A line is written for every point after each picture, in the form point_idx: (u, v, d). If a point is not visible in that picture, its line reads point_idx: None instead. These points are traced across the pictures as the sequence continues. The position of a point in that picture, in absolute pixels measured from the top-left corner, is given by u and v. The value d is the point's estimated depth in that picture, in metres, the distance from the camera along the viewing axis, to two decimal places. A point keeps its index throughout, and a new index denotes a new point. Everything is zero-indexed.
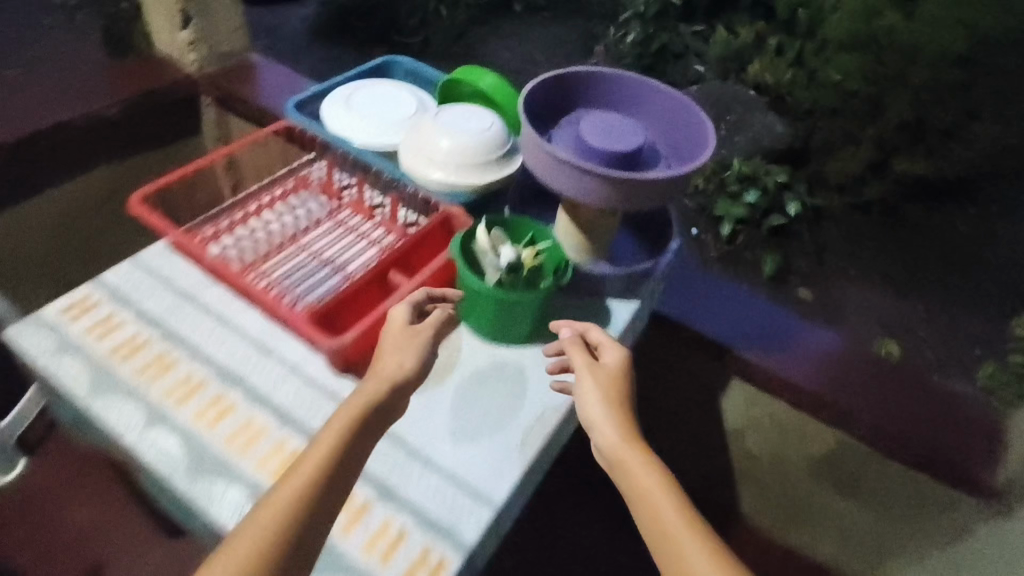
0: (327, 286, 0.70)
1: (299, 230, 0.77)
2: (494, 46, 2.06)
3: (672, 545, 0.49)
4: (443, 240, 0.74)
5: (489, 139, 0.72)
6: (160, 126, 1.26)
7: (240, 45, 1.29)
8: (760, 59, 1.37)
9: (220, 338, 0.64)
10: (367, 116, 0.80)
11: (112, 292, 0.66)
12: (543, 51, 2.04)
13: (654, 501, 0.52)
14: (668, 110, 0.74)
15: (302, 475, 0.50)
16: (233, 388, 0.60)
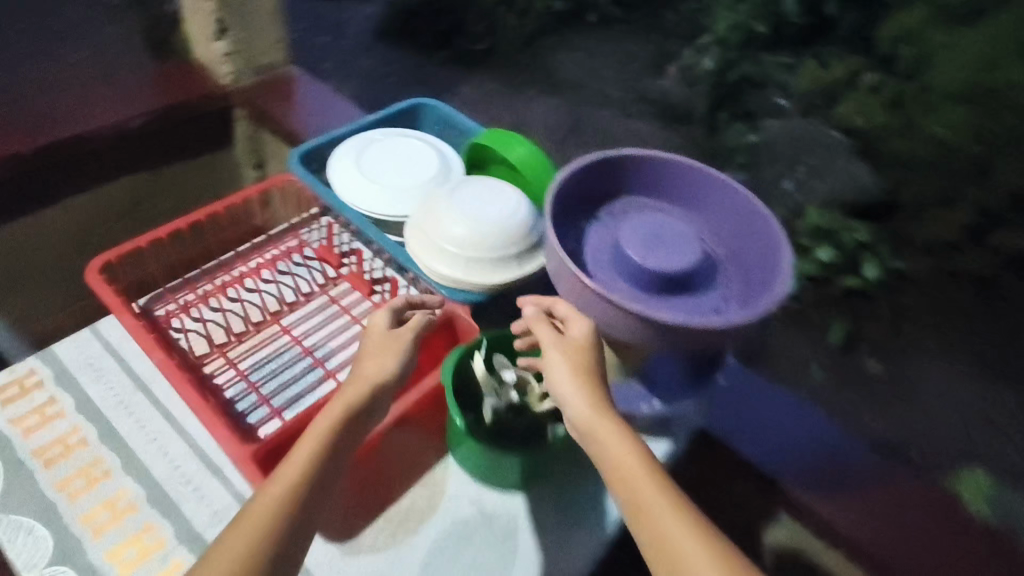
0: (295, 378, 0.70)
1: (284, 307, 0.78)
2: (561, 58, 1.94)
3: (673, 549, 0.44)
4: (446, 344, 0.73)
5: (510, 234, 0.61)
6: (192, 138, 1.18)
7: (280, 57, 1.22)
8: (853, 99, 1.13)
9: (147, 445, 0.70)
10: (378, 183, 0.69)
11: (60, 384, 0.73)
12: (612, 70, 1.89)
13: (646, 498, 0.46)
14: (746, 217, 0.60)
15: (281, 486, 0.50)
16: (142, 504, 0.65)
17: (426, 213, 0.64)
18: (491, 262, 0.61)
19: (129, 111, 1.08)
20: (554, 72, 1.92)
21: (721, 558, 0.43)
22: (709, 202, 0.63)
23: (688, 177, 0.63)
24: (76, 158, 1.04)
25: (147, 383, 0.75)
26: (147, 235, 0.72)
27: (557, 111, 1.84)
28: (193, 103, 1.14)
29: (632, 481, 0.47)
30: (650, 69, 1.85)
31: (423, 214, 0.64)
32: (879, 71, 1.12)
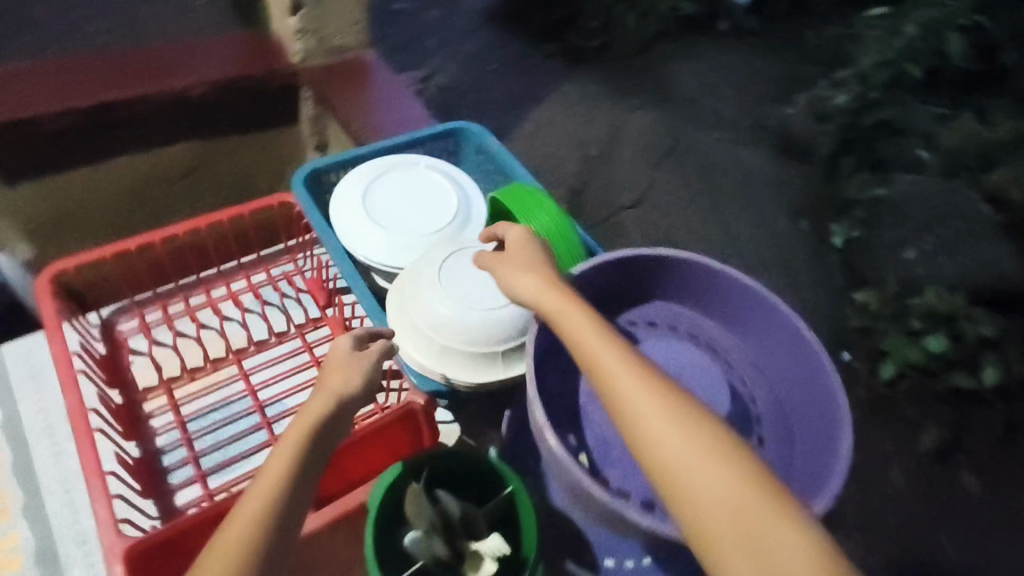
0: (234, 420, 0.87)
1: (248, 346, 0.93)
2: (677, 70, 1.67)
3: (642, 421, 0.53)
4: (400, 430, 0.74)
5: (493, 328, 0.67)
6: (256, 114, 1.17)
7: (358, 40, 1.15)
8: (998, 174, 1.26)
9: (46, 475, 0.93)
10: (381, 229, 0.73)
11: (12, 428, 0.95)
12: (732, 85, 1.64)
13: (617, 378, 0.55)
14: (814, 374, 0.69)
15: (261, 495, 0.54)
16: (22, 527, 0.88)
17: (418, 286, 0.69)
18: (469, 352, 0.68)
19: (190, 81, 1.07)
20: (665, 82, 1.65)
21: (683, 421, 0.52)
22: (788, 342, 0.71)
23: (775, 312, 0.72)
24: (130, 122, 1.05)
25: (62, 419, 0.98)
26: (114, 251, 0.82)
27: (655, 126, 1.53)
28: (259, 78, 1.12)
29: (602, 363, 0.56)
30: (774, 92, 1.62)
31: (414, 284, 0.70)
32: (1013, 149, 1.25)
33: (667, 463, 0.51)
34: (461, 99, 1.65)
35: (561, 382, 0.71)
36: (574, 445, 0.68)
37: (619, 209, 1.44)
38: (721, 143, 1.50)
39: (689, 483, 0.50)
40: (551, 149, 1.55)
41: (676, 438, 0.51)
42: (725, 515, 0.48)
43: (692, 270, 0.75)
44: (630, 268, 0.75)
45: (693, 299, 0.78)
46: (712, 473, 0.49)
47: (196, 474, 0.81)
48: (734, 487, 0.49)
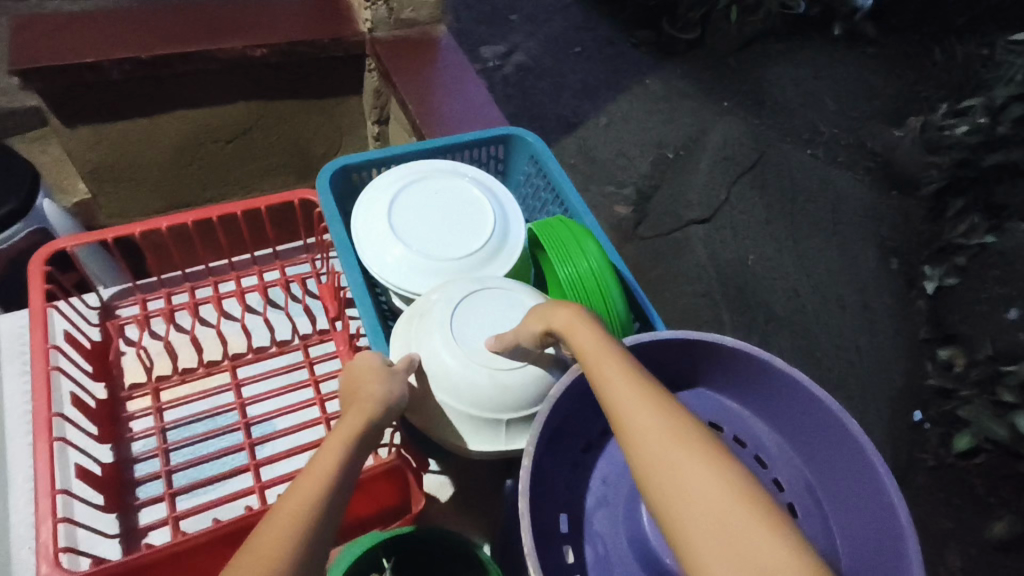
0: (219, 441, 0.72)
1: (245, 352, 0.78)
2: (775, 74, 1.52)
3: (634, 426, 0.39)
4: (389, 483, 0.63)
5: (503, 393, 0.56)
6: (316, 79, 1.12)
7: (431, 15, 1.10)
8: None
9: None
10: (400, 244, 0.63)
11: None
12: (838, 98, 1.47)
13: (611, 383, 0.42)
14: (890, 562, 0.48)
15: (304, 490, 0.41)
16: None
17: (427, 322, 0.59)
18: (467, 412, 0.57)
19: (251, 38, 1.02)
20: (761, 86, 1.50)
21: (685, 433, 0.37)
22: (865, 501, 0.51)
23: (859, 459, 0.52)
24: (184, 76, 1.02)
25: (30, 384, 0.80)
26: (116, 229, 0.69)
27: (744, 135, 1.38)
28: (323, 45, 1.06)
29: (599, 368, 0.44)
30: (885, 111, 1.44)
31: (423, 318, 0.60)
32: None
33: (658, 480, 0.36)
34: (539, 80, 1.54)
35: (567, 473, 0.58)
36: (566, 561, 0.54)
37: (687, 222, 1.28)
38: (813, 161, 1.35)
39: (685, 508, 0.34)
40: (625, 147, 1.40)
41: (670, 451, 0.37)
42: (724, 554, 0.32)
43: (761, 369, 0.57)
44: (677, 352, 0.57)
45: (752, 401, 0.60)
46: (713, 498, 0.34)
47: (164, 495, 0.67)
48: (746, 523, 0.33)
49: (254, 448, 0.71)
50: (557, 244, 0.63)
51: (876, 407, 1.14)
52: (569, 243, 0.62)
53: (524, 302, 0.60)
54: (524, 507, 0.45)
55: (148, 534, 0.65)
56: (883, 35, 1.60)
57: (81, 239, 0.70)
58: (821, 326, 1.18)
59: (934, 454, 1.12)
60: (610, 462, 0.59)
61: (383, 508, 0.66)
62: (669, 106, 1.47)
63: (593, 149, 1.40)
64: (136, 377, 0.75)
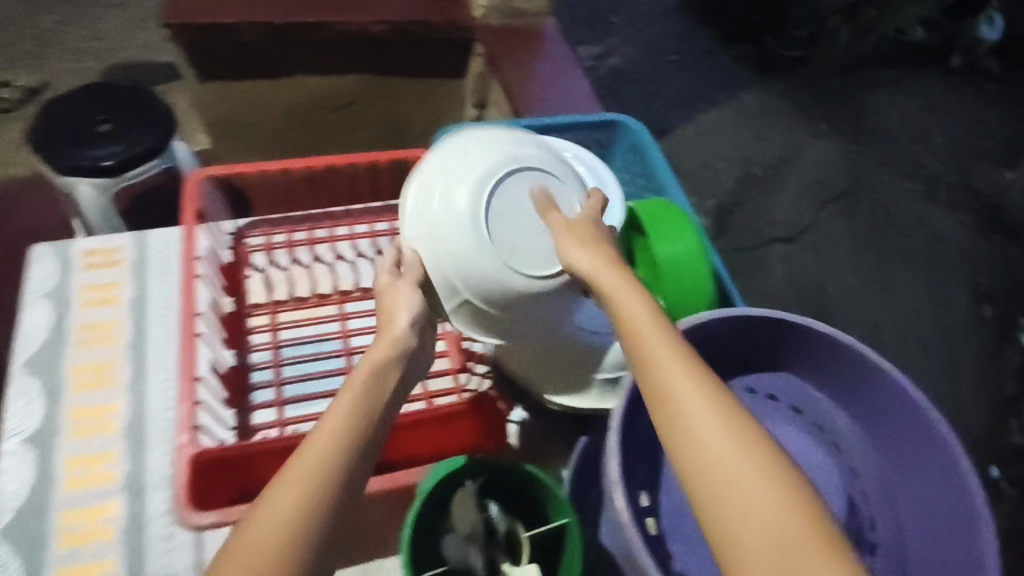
0: (325, 363, 0.78)
1: (353, 288, 0.84)
2: (880, 102, 1.47)
3: (700, 433, 0.44)
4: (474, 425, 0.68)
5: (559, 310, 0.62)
6: (425, 60, 1.18)
7: (540, 6, 1.14)
8: None
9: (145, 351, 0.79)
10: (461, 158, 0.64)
11: (132, 269, 0.82)
12: (946, 134, 1.42)
13: (673, 379, 0.46)
14: (969, 565, 0.49)
15: (317, 449, 0.46)
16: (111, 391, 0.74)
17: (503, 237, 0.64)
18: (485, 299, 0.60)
19: (371, 14, 1.09)
20: (863, 113, 1.45)
21: (745, 448, 0.43)
22: (945, 506, 0.52)
23: (944, 466, 0.52)
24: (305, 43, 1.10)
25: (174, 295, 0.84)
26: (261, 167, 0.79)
27: (838, 158, 1.35)
28: (436, 26, 1.11)
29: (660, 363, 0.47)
30: (997, 153, 1.38)
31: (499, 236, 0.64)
32: None
33: (723, 491, 0.42)
34: (632, 85, 1.54)
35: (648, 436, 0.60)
36: (642, 505, 0.59)
37: (769, 240, 1.27)
38: (909, 195, 1.31)
39: (748, 518, 0.41)
40: (712, 158, 1.38)
41: (736, 464, 0.42)
42: (774, 560, 0.39)
43: (852, 364, 0.57)
44: (763, 333, 0.59)
45: (838, 394, 0.60)
46: (771, 511, 0.41)
47: (274, 401, 0.74)
48: (799, 535, 0.40)
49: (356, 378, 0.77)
50: (655, 219, 0.64)
51: None
52: (668, 221, 0.63)
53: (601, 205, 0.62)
54: (614, 443, 0.52)
55: (261, 430, 0.73)
56: (1004, 75, 1.53)
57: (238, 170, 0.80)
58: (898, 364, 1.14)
59: (1006, 514, 1.06)
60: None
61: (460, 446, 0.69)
62: (763, 123, 1.44)
63: (678, 157, 1.39)
64: (256, 298, 0.82)
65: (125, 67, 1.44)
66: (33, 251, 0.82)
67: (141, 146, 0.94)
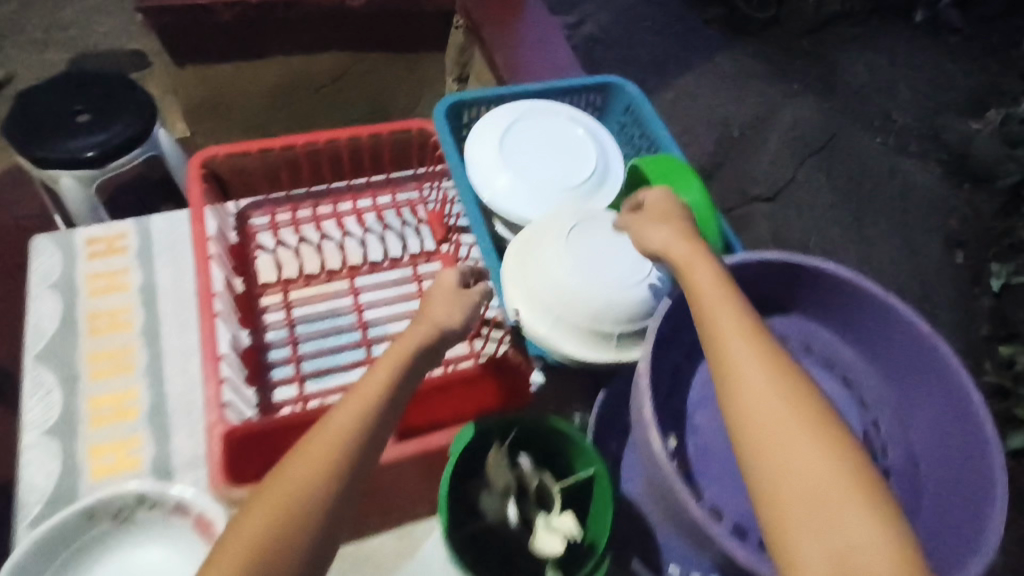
0: None
1: None
2: (850, 58, 1.39)
3: (740, 400, 0.37)
4: (490, 388, 0.51)
5: (626, 306, 0.47)
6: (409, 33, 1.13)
7: None
8: None
9: (178, 301, 0.55)
10: (490, 150, 0.58)
11: (146, 241, 0.58)
12: (925, 82, 1.37)
13: (743, 355, 0.38)
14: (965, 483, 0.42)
15: (316, 464, 0.38)
16: (147, 352, 0.53)
17: (550, 228, 0.50)
18: None
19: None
20: (832, 71, 1.36)
21: (787, 385, 0.36)
22: (956, 435, 0.44)
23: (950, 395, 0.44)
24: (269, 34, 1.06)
25: (168, 240, 0.59)
26: (262, 140, 0.57)
27: (816, 119, 1.25)
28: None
29: (707, 308, 0.40)
30: (964, 103, 1.35)
31: (549, 223, 0.51)
32: None
33: (752, 411, 0.36)
34: (610, 54, 1.36)
35: (671, 377, 0.45)
36: None
37: (751, 198, 1.16)
38: (883, 149, 1.24)
39: (786, 484, 0.34)
40: (691, 122, 1.26)
41: (785, 430, 0.35)
42: (807, 493, 0.34)
43: (860, 301, 0.48)
44: (771, 283, 0.50)
45: (840, 330, 0.51)
46: (817, 483, 0.33)
47: (295, 374, 0.53)
48: (808, 453, 0.34)
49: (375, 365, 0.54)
50: (658, 174, 0.54)
51: None
52: (671, 173, 0.54)
53: (611, 154, 0.61)
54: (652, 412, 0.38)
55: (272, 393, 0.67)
56: (969, 22, 1.49)
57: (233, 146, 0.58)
58: None
59: None
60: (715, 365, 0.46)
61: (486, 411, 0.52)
62: (738, 84, 1.32)
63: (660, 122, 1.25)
64: None
65: (89, 60, 1.38)
66: (33, 243, 0.57)
67: (123, 136, 0.88)
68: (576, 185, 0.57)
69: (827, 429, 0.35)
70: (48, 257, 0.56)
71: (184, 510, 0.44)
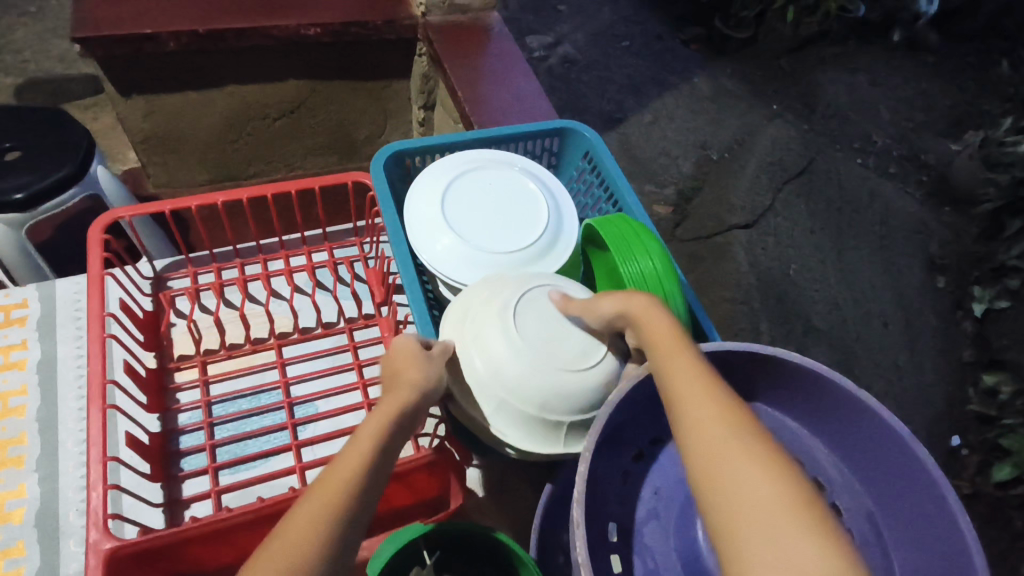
0: None
1: None
2: (829, 80, 1.36)
3: (690, 436, 0.32)
4: (430, 480, 0.46)
5: (577, 396, 0.42)
6: (369, 61, 1.08)
7: (485, 0, 1.03)
8: None
9: (77, 380, 0.51)
10: (435, 206, 0.53)
11: (48, 313, 0.55)
12: (905, 104, 1.35)
13: (694, 398, 0.33)
14: None
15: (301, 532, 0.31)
16: (38, 439, 0.49)
17: (494, 297, 0.46)
18: None
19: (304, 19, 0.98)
20: (811, 93, 1.33)
21: (744, 431, 0.31)
22: (936, 544, 0.38)
23: (946, 522, 0.37)
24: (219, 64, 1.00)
25: (71, 311, 0.55)
26: (175, 200, 0.55)
27: (793, 143, 1.22)
28: (376, 26, 1.01)
29: (660, 352, 0.36)
30: (945, 126, 1.32)
31: (493, 292, 0.46)
32: None
33: (698, 457, 0.31)
34: (584, 75, 1.31)
35: (617, 483, 0.41)
36: None
37: (729, 227, 1.11)
38: (863, 172, 1.20)
39: (740, 516, 0.28)
40: (667, 146, 1.21)
41: (734, 459, 0.30)
42: (765, 545, 0.27)
43: (819, 389, 0.43)
44: (739, 375, 0.45)
45: (824, 428, 0.44)
46: (769, 515, 0.28)
47: (207, 465, 0.47)
48: (764, 499, 0.28)
49: (300, 450, 0.49)
50: (615, 239, 0.51)
51: (920, 424, 1.01)
52: (629, 238, 0.50)
53: (566, 210, 0.56)
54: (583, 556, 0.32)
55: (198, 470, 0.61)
56: (945, 43, 1.48)
57: (141, 209, 0.55)
58: (861, 342, 1.03)
59: (969, 482, 0.99)
60: (667, 472, 0.42)
61: (423, 502, 0.48)
62: (715, 107, 1.28)
63: (635, 146, 1.21)
64: None
65: (41, 83, 1.33)
66: None
67: (54, 177, 0.82)
68: (528, 245, 0.52)
69: (784, 463, 0.30)
70: None
71: None
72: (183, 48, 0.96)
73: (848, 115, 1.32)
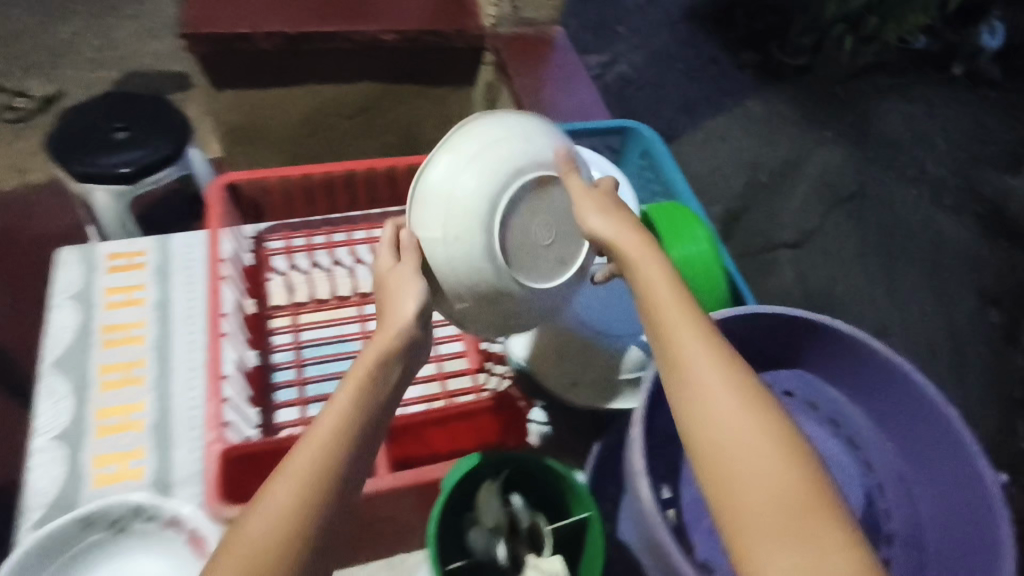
0: None
1: None
2: (884, 109, 1.37)
3: (697, 413, 0.36)
4: (490, 420, 0.53)
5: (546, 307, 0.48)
6: (438, 67, 1.15)
7: (551, 16, 1.10)
8: None
9: (188, 318, 0.59)
10: None
11: (163, 260, 0.63)
12: (961, 136, 1.35)
13: (698, 373, 0.37)
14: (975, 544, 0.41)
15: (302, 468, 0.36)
16: (154, 365, 0.57)
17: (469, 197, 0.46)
18: None
19: (382, 25, 1.07)
20: (864, 121, 1.35)
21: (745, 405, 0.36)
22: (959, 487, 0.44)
23: (966, 474, 0.43)
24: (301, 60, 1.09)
25: (182, 261, 0.63)
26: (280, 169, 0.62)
27: (844, 166, 1.24)
28: (448, 35, 1.09)
29: (662, 316, 0.39)
30: (1003, 159, 1.31)
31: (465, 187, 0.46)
32: None
33: (705, 434, 0.36)
34: (639, 93, 1.37)
35: None
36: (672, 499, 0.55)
37: (777, 245, 1.13)
38: (915, 199, 1.21)
39: (746, 492, 0.34)
40: (718, 163, 1.25)
41: (744, 438, 0.35)
42: (768, 513, 0.33)
43: (856, 353, 0.48)
44: (784, 336, 0.50)
45: (859, 387, 0.50)
46: (779, 498, 0.34)
47: (298, 398, 0.55)
48: (766, 471, 0.34)
49: None
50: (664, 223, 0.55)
51: None
52: (679, 222, 0.55)
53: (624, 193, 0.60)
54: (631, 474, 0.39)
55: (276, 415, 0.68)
56: (1007, 79, 1.47)
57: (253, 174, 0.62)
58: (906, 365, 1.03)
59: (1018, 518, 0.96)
60: None
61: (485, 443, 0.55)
62: (768, 129, 1.31)
63: (685, 162, 1.25)
64: None
65: (140, 78, 1.46)
66: (57, 254, 0.62)
67: (158, 154, 0.91)
68: None
69: (777, 428, 0.35)
70: (71, 272, 0.61)
71: (179, 526, 0.47)
72: (274, 47, 1.06)
73: (902, 144, 1.33)
